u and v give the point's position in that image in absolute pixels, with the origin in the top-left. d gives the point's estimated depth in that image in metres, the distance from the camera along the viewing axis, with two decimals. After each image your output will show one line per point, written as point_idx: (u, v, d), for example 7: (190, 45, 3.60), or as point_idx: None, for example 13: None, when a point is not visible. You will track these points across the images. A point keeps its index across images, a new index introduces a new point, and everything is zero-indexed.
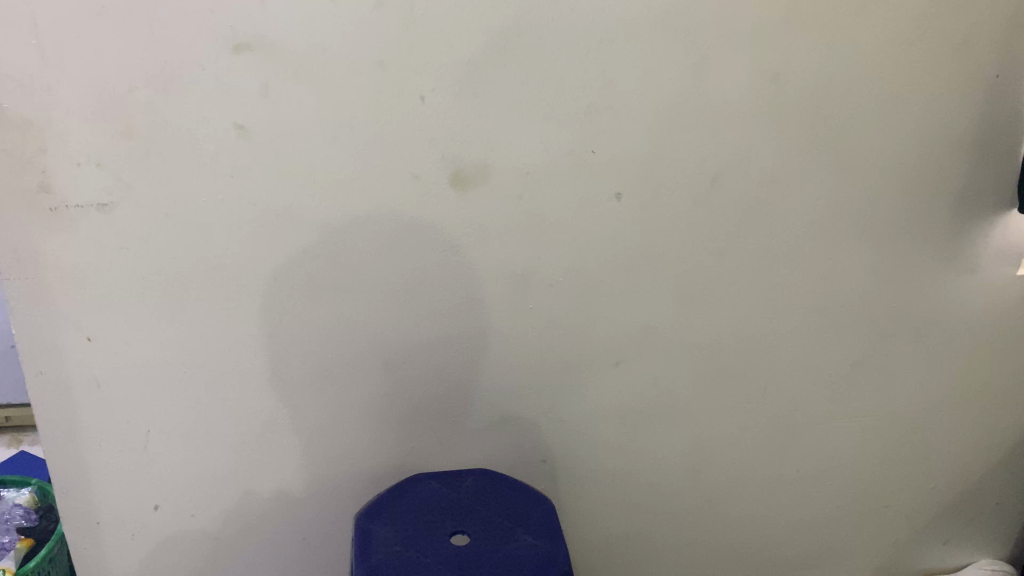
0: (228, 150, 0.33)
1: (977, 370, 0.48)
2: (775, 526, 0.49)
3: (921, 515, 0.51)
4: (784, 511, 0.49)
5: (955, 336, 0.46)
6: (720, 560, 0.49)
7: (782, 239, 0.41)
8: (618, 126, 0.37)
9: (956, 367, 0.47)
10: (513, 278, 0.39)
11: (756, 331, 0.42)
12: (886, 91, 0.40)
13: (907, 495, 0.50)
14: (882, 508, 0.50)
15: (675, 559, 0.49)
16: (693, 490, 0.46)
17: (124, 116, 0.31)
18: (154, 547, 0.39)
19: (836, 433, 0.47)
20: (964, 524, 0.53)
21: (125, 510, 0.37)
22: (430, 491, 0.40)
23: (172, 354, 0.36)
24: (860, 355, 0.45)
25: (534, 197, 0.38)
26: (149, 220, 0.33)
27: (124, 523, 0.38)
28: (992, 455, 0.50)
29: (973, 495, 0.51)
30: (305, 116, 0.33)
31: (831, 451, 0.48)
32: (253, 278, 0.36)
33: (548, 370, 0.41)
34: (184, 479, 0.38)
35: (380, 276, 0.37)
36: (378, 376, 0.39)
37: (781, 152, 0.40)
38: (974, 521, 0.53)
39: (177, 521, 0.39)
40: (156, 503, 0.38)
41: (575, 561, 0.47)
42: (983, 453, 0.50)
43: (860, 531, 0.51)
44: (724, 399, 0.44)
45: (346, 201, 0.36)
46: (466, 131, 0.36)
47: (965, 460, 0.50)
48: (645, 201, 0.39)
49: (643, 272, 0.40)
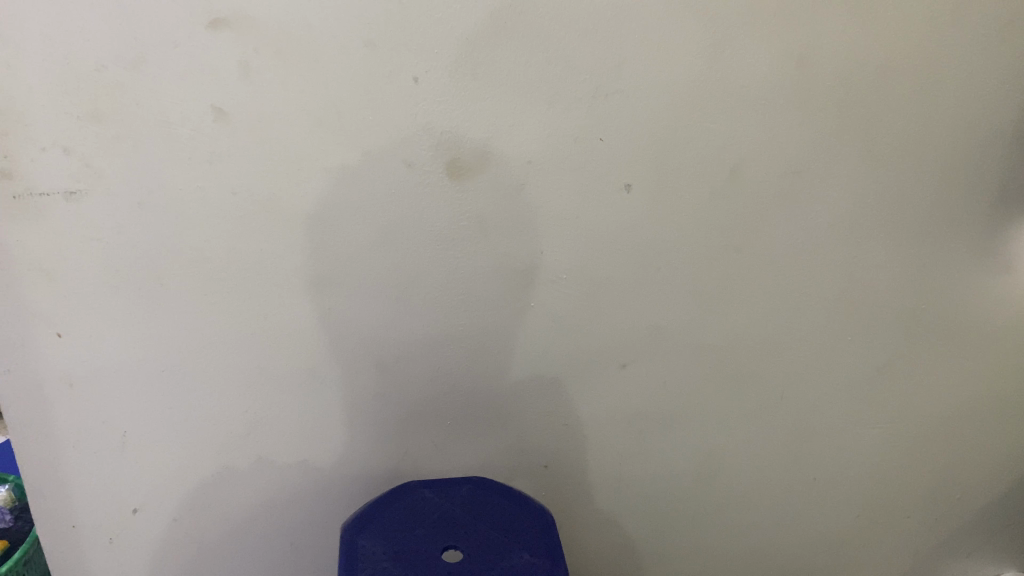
0: (206, 135, 0.32)
1: (1005, 375, 0.45)
2: (791, 538, 0.47)
3: (944, 528, 0.49)
4: (801, 522, 0.47)
5: (983, 337, 0.43)
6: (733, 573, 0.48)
7: (812, 234, 0.38)
8: (639, 111, 0.33)
9: (985, 370, 0.45)
10: (511, 275, 0.37)
11: (768, 331, 0.40)
12: (944, 71, 0.35)
13: (931, 506, 0.48)
14: (903, 517, 0.48)
15: (684, 570, 0.47)
16: (702, 500, 0.45)
17: (90, 98, 0.30)
18: (136, 549, 0.41)
19: (856, 446, 0.45)
20: (992, 541, 0.51)
21: (105, 509, 0.39)
22: (423, 507, 0.37)
23: (147, 353, 0.36)
24: (884, 359, 0.42)
25: (540, 188, 0.35)
26: (120, 208, 0.33)
27: (109, 525, 0.40)
28: (1018, 466, 0.49)
29: (1000, 508, 0.50)
30: (288, 100, 0.31)
31: (855, 468, 0.46)
32: (230, 271, 0.35)
33: (548, 372, 0.40)
34: (187, 481, 0.40)
35: (367, 271, 0.36)
36: (369, 374, 0.38)
37: (826, 139, 0.35)
38: (1002, 537, 0.51)
39: (160, 524, 0.41)
40: (136, 506, 0.40)
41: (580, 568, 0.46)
42: (1010, 464, 0.48)
43: (882, 545, 0.49)
44: (733, 408, 0.42)
45: (333, 191, 0.34)
46: (464, 116, 0.32)
47: (991, 472, 0.48)
48: (669, 196, 0.35)
49: (653, 270, 0.37)
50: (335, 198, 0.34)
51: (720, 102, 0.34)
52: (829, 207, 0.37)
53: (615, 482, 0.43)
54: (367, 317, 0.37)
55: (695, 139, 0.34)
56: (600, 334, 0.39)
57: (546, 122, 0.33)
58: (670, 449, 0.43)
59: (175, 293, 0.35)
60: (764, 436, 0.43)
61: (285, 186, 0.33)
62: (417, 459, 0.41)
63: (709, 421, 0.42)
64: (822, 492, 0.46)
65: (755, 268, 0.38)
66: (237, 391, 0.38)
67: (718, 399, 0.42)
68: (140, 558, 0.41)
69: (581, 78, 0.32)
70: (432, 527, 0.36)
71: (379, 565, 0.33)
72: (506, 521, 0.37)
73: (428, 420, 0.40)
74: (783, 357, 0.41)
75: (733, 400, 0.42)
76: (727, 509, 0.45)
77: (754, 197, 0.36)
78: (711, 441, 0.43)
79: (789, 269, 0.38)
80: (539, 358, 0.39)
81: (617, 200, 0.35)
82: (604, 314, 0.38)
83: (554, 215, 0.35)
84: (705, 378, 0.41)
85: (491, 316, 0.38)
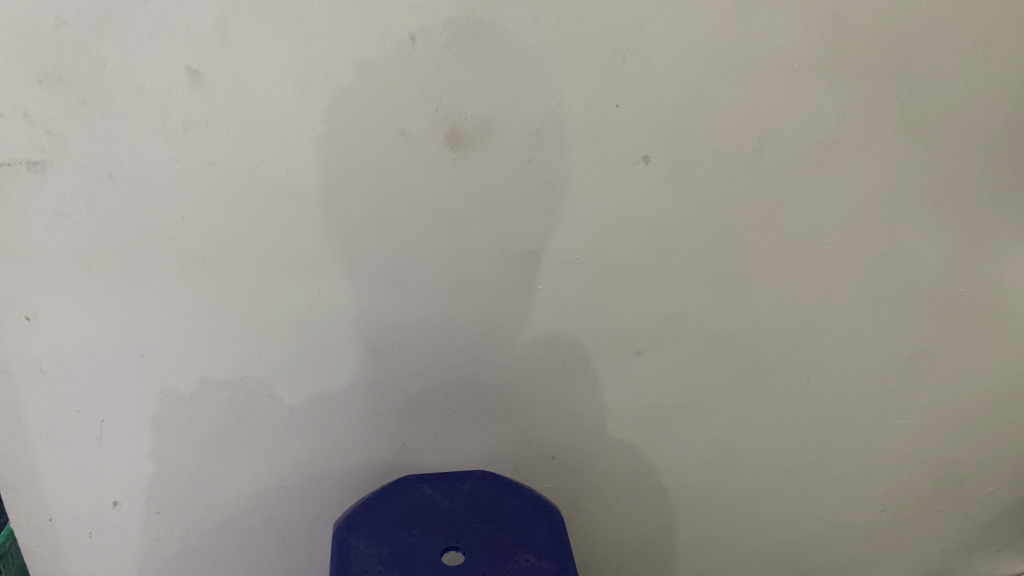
0: (180, 101, 0.29)
1: None
2: (811, 532, 0.45)
3: (973, 522, 0.47)
4: (822, 515, 0.44)
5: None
6: (748, 565, 0.45)
7: (842, 211, 0.35)
8: (659, 77, 0.30)
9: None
10: (517, 255, 0.34)
11: (793, 315, 0.37)
12: (1000, 33, 0.32)
13: (960, 500, 0.46)
14: (929, 511, 0.45)
15: (697, 564, 0.45)
16: (719, 493, 0.42)
17: (51, 59, 0.27)
18: (119, 543, 0.38)
19: (884, 436, 0.42)
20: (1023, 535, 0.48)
21: (84, 502, 0.37)
22: (421, 504, 0.35)
23: (124, 337, 0.34)
24: (916, 345, 0.40)
25: (548, 160, 0.32)
26: (89, 180, 0.30)
27: (88, 517, 0.38)
28: None
29: None
30: (270, 63, 0.28)
31: (881, 462, 0.43)
32: (212, 250, 0.32)
33: (556, 359, 0.37)
34: (169, 474, 0.37)
35: (360, 250, 0.33)
36: (364, 361, 0.36)
37: (863, 109, 0.32)
38: None
39: (142, 517, 0.38)
40: (117, 499, 0.37)
41: (589, 562, 0.44)
42: None
43: (907, 539, 0.46)
44: (753, 397, 0.39)
45: (322, 163, 0.31)
46: (466, 81, 0.29)
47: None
48: (689, 169, 0.32)
49: (671, 250, 0.34)
50: (324, 172, 0.31)
51: (748, 65, 0.30)
52: (861, 180, 0.34)
53: (625, 475, 0.41)
54: (360, 301, 0.34)
55: (720, 108, 0.31)
56: (612, 318, 0.36)
57: (555, 88, 0.30)
58: (684, 441, 0.40)
59: (151, 272, 0.32)
60: (786, 428, 0.41)
61: (269, 158, 0.30)
62: (415, 450, 0.39)
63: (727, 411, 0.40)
64: (845, 486, 0.43)
65: (780, 248, 0.35)
66: (223, 381, 0.35)
67: (736, 389, 0.39)
68: (122, 551, 0.39)
69: (595, 40, 0.29)
70: (430, 527, 0.33)
71: (372, 568, 0.31)
72: (510, 520, 0.34)
73: (427, 409, 0.38)
74: (807, 344, 0.38)
75: (753, 389, 0.39)
76: (742, 504, 0.43)
77: (781, 171, 0.33)
78: (729, 433, 0.40)
79: (816, 249, 0.36)
80: (546, 343, 0.36)
81: (632, 175, 0.32)
82: (617, 297, 0.35)
83: (563, 191, 0.32)
84: (723, 366, 0.38)
85: (494, 300, 0.35)
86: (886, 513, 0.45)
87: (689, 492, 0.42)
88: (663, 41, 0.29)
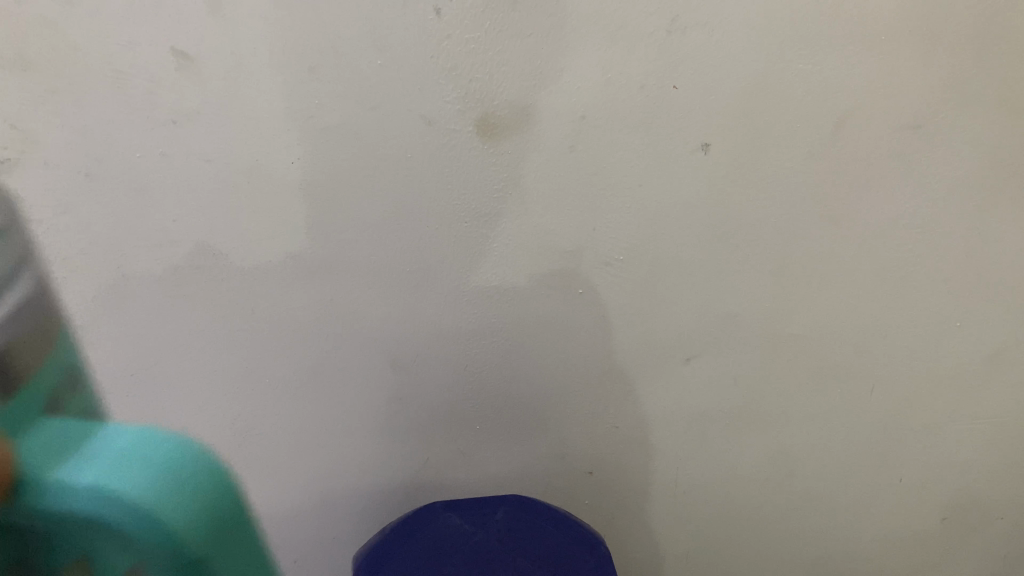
0: (167, 87, 0.24)
1: None
2: (864, 540, 0.41)
3: None
4: (877, 522, 0.40)
5: None
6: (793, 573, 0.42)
7: (923, 201, 0.30)
8: (724, 51, 0.26)
9: None
10: (556, 256, 0.30)
11: (859, 315, 0.33)
12: None
13: None
14: (995, 518, 0.41)
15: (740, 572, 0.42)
16: (769, 501, 0.39)
17: (12, 42, 0.23)
18: None
19: (952, 442, 0.38)
20: None
21: None
22: (451, 534, 0.31)
23: (114, 355, 0.29)
24: (996, 346, 0.35)
25: (594, 148, 0.27)
26: (65, 182, 0.25)
27: None
28: None
29: None
30: (271, 41, 0.24)
31: (948, 472, 0.39)
32: (209, 257, 0.28)
33: (597, 368, 0.33)
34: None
35: (378, 254, 0.29)
36: (382, 373, 0.32)
37: (958, 86, 0.28)
38: None
39: None
40: None
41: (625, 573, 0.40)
42: None
43: (968, 549, 0.42)
44: (811, 404, 0.36)
45: (334, 157, 0.26)
46: (501, 58, 0.25)
47: None
48: (755, 156, 0.28)
49: (729, 248, 0.30)
50: (336, 166, 0.27)
51: (827, 37, 0.26)
52: (950, 169, 0.30)
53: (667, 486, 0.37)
54: (378, 310, 0.30)
55: (792, 86, 0.27)
56: (660, 323, 0.32)
57: (604, 66, 0.26)
58: (734, 450, 0.37)
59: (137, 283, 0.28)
60: (844, 435, 0.37)
61: (273, 151, 0.26)
62: (439, 464, 0.35)
63: (781, 419, 0.36)
64: (906, 497, 0.40)
65: (851, 242, 0.31)
66: (224, 397, 0.32)
67: (793, 395, 0.35)
68: None
69: (652, 9, 0.25)
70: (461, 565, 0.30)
71: None
72: (550, 554, 0.30)
73: (452, 422, 0.34)
74: (874, 346, 0.34)
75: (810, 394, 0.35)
76: (793, 513, 0.40)
77: (859, 157, 0.29)
78: (782, 442, 0.37)
79: (893, 244, 0.31)
80: (586, 350, 0.32)
81: (688, 164, 0.28)
82: (666, 300, 0.31)
83: (610, 183, 0.28)
84: (779, 370, 0.34)
85: (528, 305, 0.31)
86: (950, 526, 0.41)
87: (735, 502, 0.39)
88: (732, 10, 0.25)
